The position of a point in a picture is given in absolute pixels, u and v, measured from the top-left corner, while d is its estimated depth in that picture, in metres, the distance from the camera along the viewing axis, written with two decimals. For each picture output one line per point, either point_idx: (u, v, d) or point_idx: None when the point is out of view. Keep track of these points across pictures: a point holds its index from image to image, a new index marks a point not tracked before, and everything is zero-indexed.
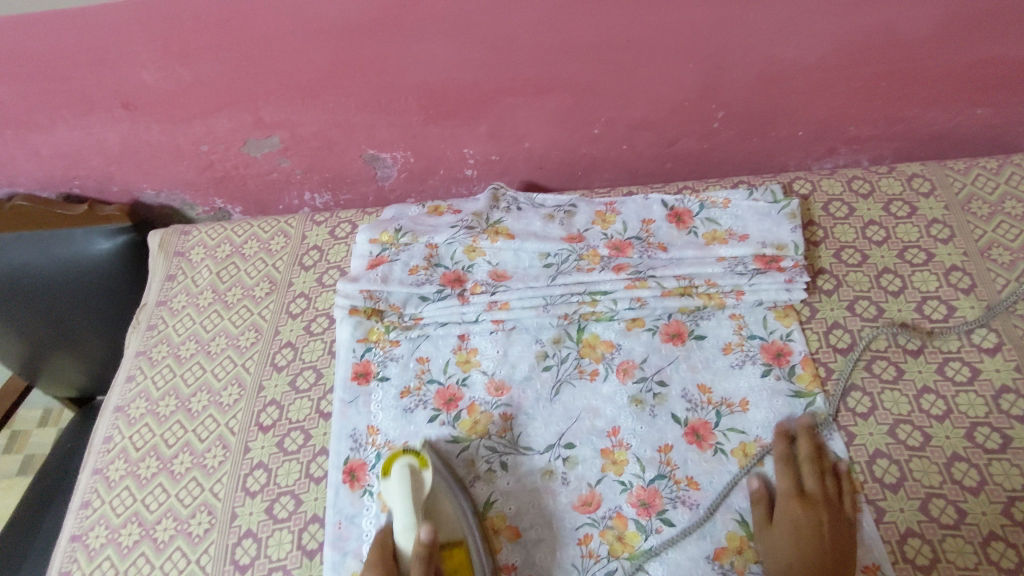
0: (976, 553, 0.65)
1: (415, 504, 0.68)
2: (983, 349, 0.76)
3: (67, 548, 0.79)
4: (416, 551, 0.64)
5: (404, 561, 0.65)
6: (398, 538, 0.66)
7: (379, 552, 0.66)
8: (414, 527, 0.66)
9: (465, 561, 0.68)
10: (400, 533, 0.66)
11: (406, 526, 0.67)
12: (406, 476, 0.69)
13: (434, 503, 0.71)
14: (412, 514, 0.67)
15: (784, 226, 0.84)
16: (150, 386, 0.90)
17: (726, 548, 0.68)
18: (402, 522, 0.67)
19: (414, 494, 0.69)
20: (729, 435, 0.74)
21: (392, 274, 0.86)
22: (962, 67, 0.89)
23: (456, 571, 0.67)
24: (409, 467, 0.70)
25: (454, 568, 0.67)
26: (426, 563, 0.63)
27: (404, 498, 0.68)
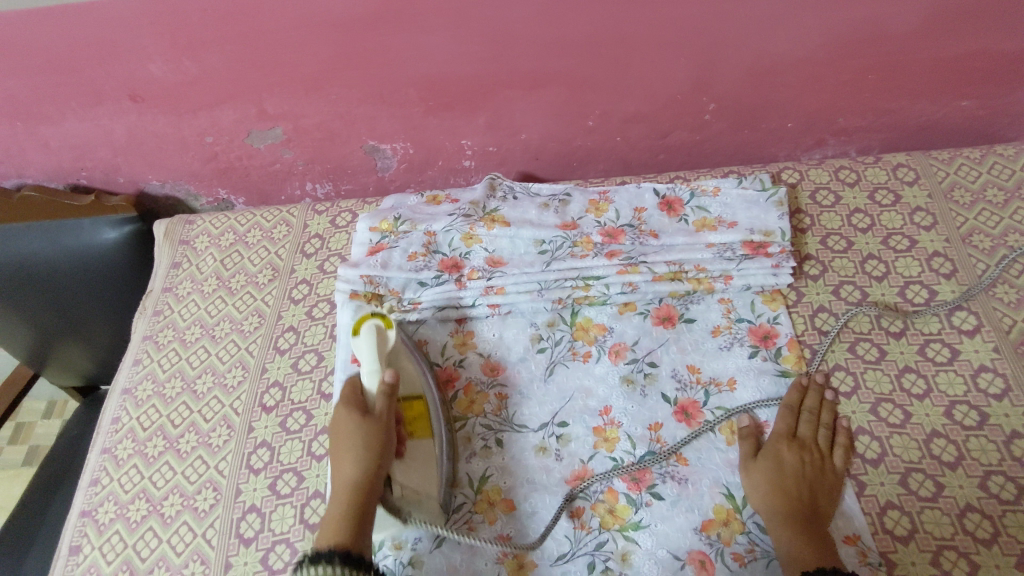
0: (952, 524, 0.67)
1: (381, 354, 0.75)
2: (963, 331, 0.79)
3: (77, 523, 0.81)
4: (379, 391, 0.72)
5: (369, 399, 0.72)
6: (364, 380, 0.73)
7: (347, 389, 0.73)
8: (379, 372, 0.73)
9: (423, 412, 0.75)
10: (365, 375, 0.73)
11: (371, 371, 0.73)
12: (372, 334, 0.75)
13: (397, 357, 0.78)
14: (376, 360, 0.74)
15: (772, 214, 0.86)
16: (156, 369, 0.93)
17: (713, 520, 0.70)
18: (368, 366, 0.73)
19: (380, 347, 0.75)
20: (717, 413, 0.77)
21: (391, 260, 0.88)
22: (946, 60, 0.92)
23: (414, 419, 0.74)
24: (376, 326, 0.76)
25: (412, 416, 0.74)
26: (388, 400, 0.71)
27: (370, 350, 0.74)
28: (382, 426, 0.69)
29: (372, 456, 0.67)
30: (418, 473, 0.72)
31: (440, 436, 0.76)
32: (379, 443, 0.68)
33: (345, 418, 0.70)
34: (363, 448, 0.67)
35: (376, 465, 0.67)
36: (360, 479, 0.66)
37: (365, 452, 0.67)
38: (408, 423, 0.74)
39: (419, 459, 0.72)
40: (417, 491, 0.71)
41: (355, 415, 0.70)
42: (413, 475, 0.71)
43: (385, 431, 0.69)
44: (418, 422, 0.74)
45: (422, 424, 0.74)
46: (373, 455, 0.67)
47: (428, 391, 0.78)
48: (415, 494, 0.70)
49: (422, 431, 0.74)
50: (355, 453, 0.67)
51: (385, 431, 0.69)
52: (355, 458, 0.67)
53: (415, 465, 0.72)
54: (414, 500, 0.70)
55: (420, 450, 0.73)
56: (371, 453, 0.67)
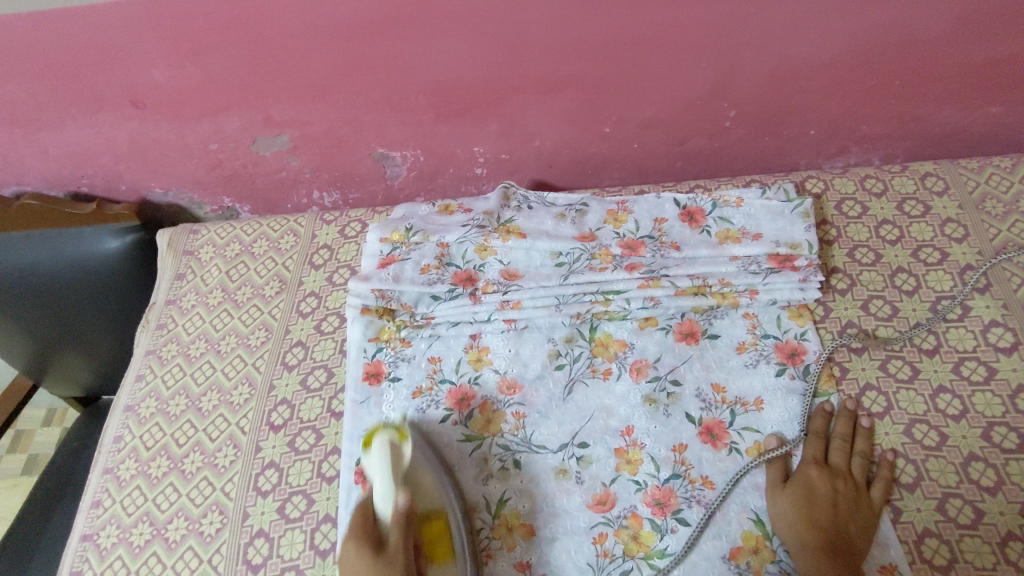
0: (994, 553, 0.65)
1: (394, 473, 0.69)
2: (1000, 349, 0.76)
3: (78, 548, 0.78)
4: (393, 519, 0.65)
5: (383, 530, 0.66)
6: (377, 505, 0.68)
7: (359, 515, 0.68)
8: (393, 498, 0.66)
9: (444, 530, 0.68)
10: (379, 500, 0.68)
11: (384, 495, 0.68)
12: (384, 449, 0.71)
13: (416, 473, 0.71)
14: (390, 482, 0.68)
15: (798, 225, 0.83)
16: (159, 385, 0.90)
17: (741, 548, 0.68)
18: (381, 489, 0.68)
19: (394, 465, 0.70)
20: (744, 434, 0.74)
21: (403, 273, 0.85)
22: (975, 65, 0.89)
23: (435, 541, 0.67)
24: (387, 441, 0.71)
25: (434, 539, 0.67)
26: (403, 529, 0.64)
27: (382, 475, 0.69)
28: (400, 557, 0.62)
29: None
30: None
31: (465, 554, 0.68)
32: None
33: (356, 552, 0.64)
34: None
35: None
36: None
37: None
38: (431, 549, 0.67)
39: None
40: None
41: (368, 550, 0.63)
42: None
43: (405, 563, 0.62)
44: (438, 546, 0.67)
45: (443, 548, 0.67)
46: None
47: (451, 508, 0.70)
48: None
49: (446, 554, 0.67)
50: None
51: (403, 562, 0.62)
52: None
53: None
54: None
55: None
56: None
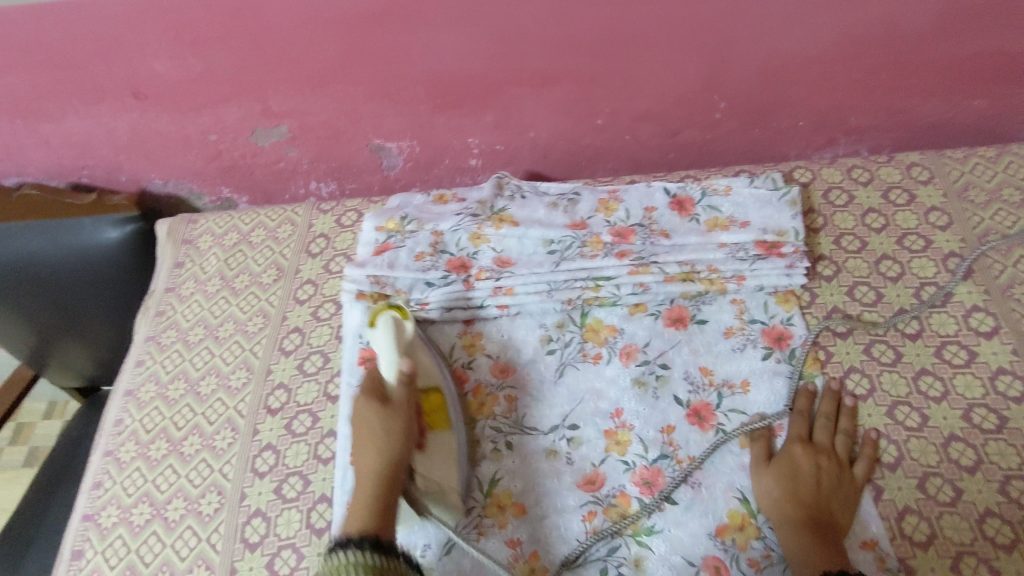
0: (972, 529, 0.66)
1: (399, 343, 0.75)
2: (981, 333, 0.78)
3: (78, 527, 0.80)
4: (398, 379, 0.71)
5: (388, 386, 0.72)
6: (383, 370, 0.73)
7: (367, 378, 0.73)
8: (397, 361, 0.73)
9: (443, 405, 0.75)
10: (384, 368, 0.73)
11: (389, 361, 0.73)
12: (391, 326, 0.75)
13: (418, 350, 0.77)
14: (395, 349, 0.74)
15: (785, 213, 0.85)
16: (159, 370, 0.91)
17: (727, 525, 0.70)
18: (387, 358, 0.73)
19: (396, 340, 0.74)
20: (731, 416, 0.76)
21: (398, 260, 0.87)
22: (960, 58, 0.91)
23: (433, 409, 0.74)
24: (393, 318, 0.76)
25: (432, 408, 0.74)
26: (406, 388, 0.71)
27: (387, 341, 0.74)
28: (403, 415, 0.69)
29: (394, 446, 0.68)
30: (440, 463, 0.72)
31: (460, 428, 0.76)
32: (401, 432, 0.68)
33: (365, 407, 0.70)
34: (387, 435, 0.68)
35: (399, 455, 0.67)
36: (381, 471, 0.66)
37: (386, 441, 0.68)
38: (429, 416, 0.74)
39: (439, 448, 0.73)
40: (440, 485, 0.71)
41: (375, 404, 0.70)
42: (436, 468, 0.71)
43: (406, 421, 0.69)
44: (436, 415, 0.74)
45: (441, 418, 0.74)
46: (396, 441, 0.68)
47: (446, 384, 0.78)
48: (437, 486, 0.71)
49: (442, 423, 0.74)
50: (374, 451, 0.67)
51: (405, 418, 0.69)
52: (373, 457, 0.67)
53: (437, 459, 0.72)
54: (436, 491, 0.71)
55: (441, 441, 0.73)
56: (393, 438, 0.68)
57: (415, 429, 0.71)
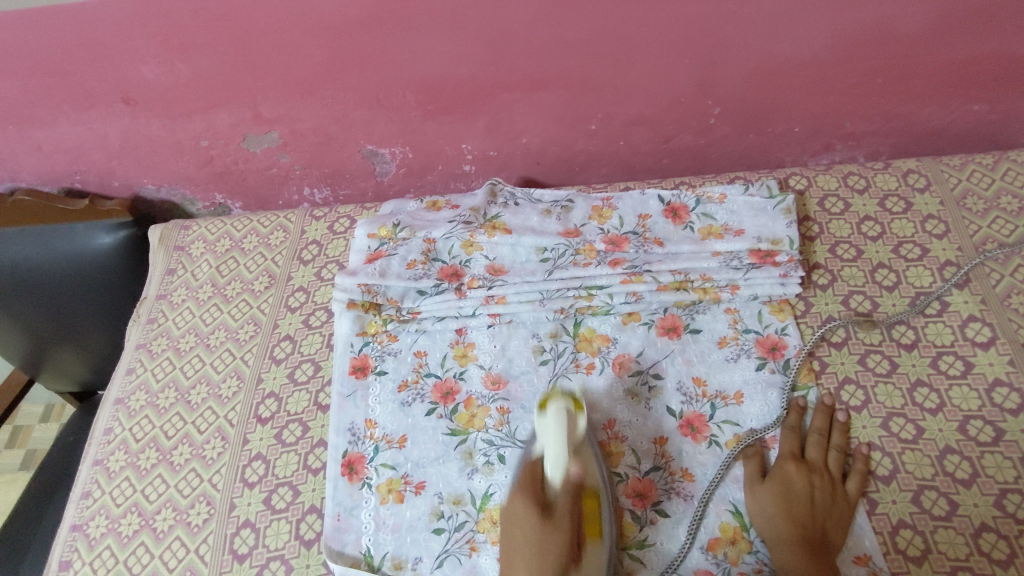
0: (967, 545, 0.65)
1: (568, 441, 0.67)
2: (977, 344, 0.77)
3: (67, 538, 0.79)
4: (563, 488, 0.66)
5: (549, 491, 0.66)
6: (547, 469, 0.66)
7: (528, 474, 0.68)
8: (564, 466, 0.66)
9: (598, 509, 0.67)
10: (550, 465, 0.66)
11: (555, 461, 0.66)
12: (560, 417, 0.68)
13: (584, 448, 0.70)
14: (564, 448, 0.66)
15: (780, 221, 0.83)
16: (149, 378, 0.91)
17: (718, 539, 0.69)
18: (553, 457, 0.66)
19: (569, 435, 0.67)
20: (724, 427, 0.75)
21: (389, 269, 0.86)
22: (956, 63, 0.90)
23: (589, 518, 0.66)
24: (565, 409, 0.69)
25: (588, 514, 0.67)
26: (569, 501, 0.65)
27: (558, 438, 0.67)
28: (563, 535, 0.64)
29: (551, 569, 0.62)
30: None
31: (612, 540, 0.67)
32: (561, 550, 0.63)
33: (523, 509, 0.65)
34: (542, 557, 0.62)
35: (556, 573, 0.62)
36: None
37: (543, 561, 0.62)
38: (586, 525, 0.66)
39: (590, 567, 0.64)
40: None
41: (535, 512, 0.65)
42: None
43: (564, 540, 0.63)
44: (590, 523, 0.66)
45: (594, 526, 0.66)
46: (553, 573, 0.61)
47: (604, 491, 0.69)
48: None
49: (595, 532, 0.66)
50: (529, 562, 0.62)
51: (564, 534, 0.64)
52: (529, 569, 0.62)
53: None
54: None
55: (594, 559, 0.65)
56: (549, 564, 0.62)
57: (574, 545, 0.64)
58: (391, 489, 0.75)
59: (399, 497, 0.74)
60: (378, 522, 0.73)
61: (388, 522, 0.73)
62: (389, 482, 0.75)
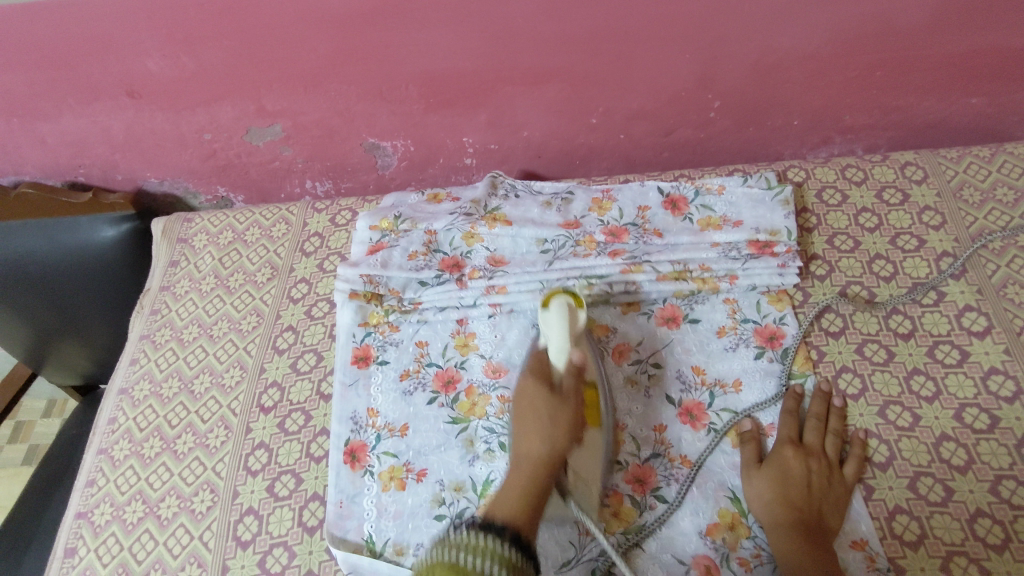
0: (962, 530, 0.66)
1: (571, 332, 0.72)
2: (973, 333, 0.78)
3: (73, 525, 0.80)
4: (567, 369, 0.71)
5: (555, 375, 0.71)
6: (552, 357, 0.72)
7: (537, 363, 0.73)
8: (569, 352, 0.71)
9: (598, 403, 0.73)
10: (556, 353, 0.71)
11: (561, 349, 0.71)
12: (564, 310, 0.73)
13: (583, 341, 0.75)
14: (566, 339, 0.72)
15: (778, 212, 0.85)
16: (153, 368, 0.92)
17: (717, 524, 0.70)
18: (558, 343, 0.71)
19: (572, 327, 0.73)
20: (722, 415, 0.76)
21: (391, 259, 0.87)
22: (954, 56, 0.90)
23: (590, 404, 0.72)
24: (568, 304, 0.74)
25: (590, 404, 0.72)
26: (576, 380, 0.71)
27: (562, 328, 0.72)
28: (572, 404, 0.69)
29: (561, 438, 0.67)
30: (589, 460, 0.71)
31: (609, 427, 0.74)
32: (569, 423, 0.68)
33: (534, 394, 0.70)
34: (555, 427, 0.67)
35: (565, 439, 0.67)
36: (548, 453, 0.66)
37: (555, 432, 0.67)
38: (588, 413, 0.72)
39: (592, 447, 0.71)
40: (587, 483, 0.71)
41: (544, 390, 0.70)
42: (586, 463, 0.71)
43: (574, 413, 0.69)
44: (592, 412, 0.72)
45: (595, 414, 0.72)
46: (565, 434, 0.67)
47: (603, 386, 0.75)
48: (584, 479, 0.70)
49: (596, 422, 0.72)
50: (540, 422, 0.68)
51: (572, 408, 0.69)
52: (540, 428, 0.67)
53: (588, 454, 0.71)
54: (583, 487, 0.70)
55: (595, 440, 0.72)
56: (561, 431, 0.67)
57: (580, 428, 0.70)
58: (393, 477, 0.76)
59: (401, 484, 0.75)
60: (380, 508, 0.74)
61: (390, 509, 0.74)
62: (391, 469, 0.76)
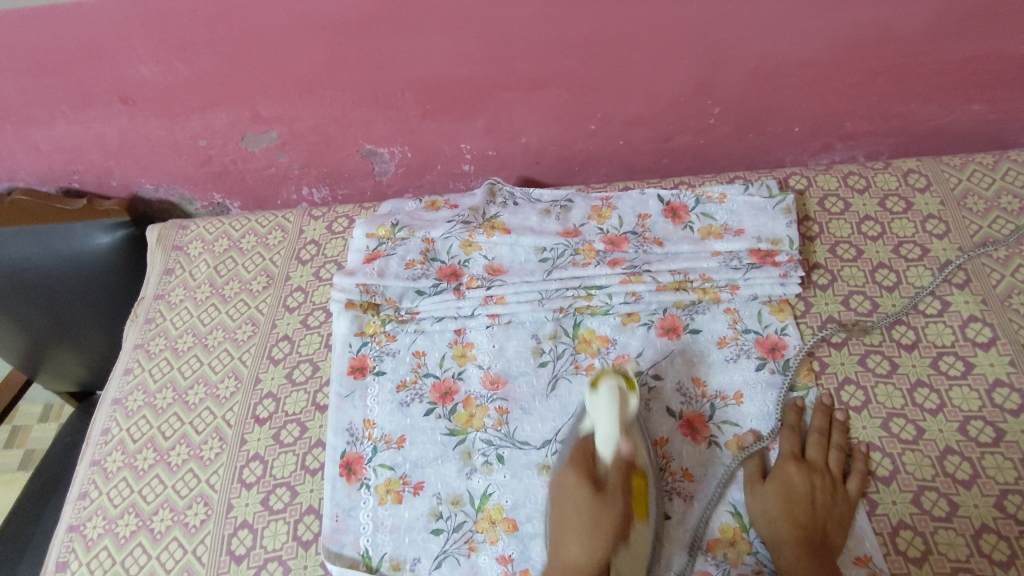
0: (968, 546, 0.65)
1: (621, 417, 0.66)
2: (977, 344, 0.77)
3: (64, 538, 0.79)
4: (612, 465, 0.65)
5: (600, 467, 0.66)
6: (598, 445, 0.66)
7: (582, 449, 0.68)
8: (617, 442, 0.65)
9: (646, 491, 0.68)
10: (602, 442, 0.66)
11: (607, 436, 0.65)
12: (612, 395, 0.66)
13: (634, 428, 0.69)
14: (616, 424, 0.65)
15: (780, 221, 0.83)
16: (147, 378, 0.91)
17: (718, 540, 0.69)
18: (604, 431, 0.66)
19: (621, 413, 0.66)
20: (723, 428, 0.75)
21: (388, 269, 0.86)
22: (957, 63, 0.89)
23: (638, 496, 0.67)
24: (617, 386, 0.67)
25: (637, 493, 0.67)
26: (621, 477, 0.65)
27: (610, 416, 0.65)
28: (618, 507, 0.64)
29: (603, 547, 0.62)
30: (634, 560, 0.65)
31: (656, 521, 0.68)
32: (610, 528, 0.63)
33: (576, 484, 0.66)
34: (595, 536, 0.63)
35: (605, 552, 0.62)
36: (588, 561, 0.62)
37: (596, 536, 0.63)
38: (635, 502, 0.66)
39: (637, 546, 0.65)
40: None
41: (587, 487, 0.65)
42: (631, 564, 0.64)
43: (615, 515, 0.64)
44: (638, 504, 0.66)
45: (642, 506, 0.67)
46: (605, 546, 0.62)
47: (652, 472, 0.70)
48: None
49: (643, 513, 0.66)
50: (582, 543, 0.62)
51: (616, 511, 0.64)
52: (582, 545, 0.62)
53: (633, 554, 0.65)
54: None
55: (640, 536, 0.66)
56: (600, 541, 0.62)
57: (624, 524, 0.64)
58: (389, 490, 0.75)
59: (397, 498, 0.74)
60: (376, 523, 0.73)
61: (387, 523, 0.73)
62: (387, 482, 0.75)
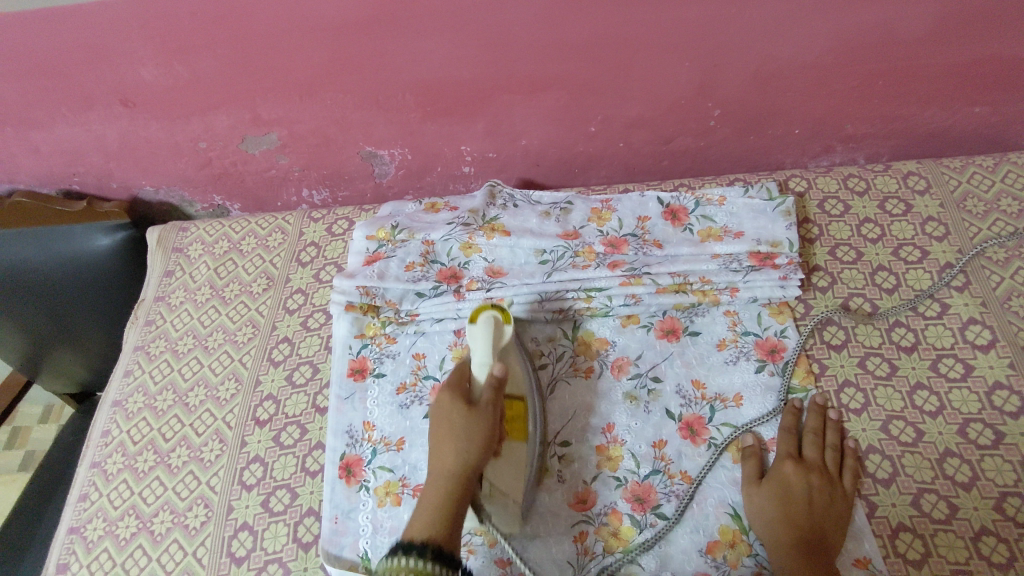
0: (967, 548, 0.65)
1: (495, 347, 0.70)
2: (977, 346, 0.77)
3: (65, 540, 0.79)
4: (487, 384, 0.67)
5: (475, 388, 0.68)
6: (474, 368, 0.69)
7: (456, 374, 0.70)
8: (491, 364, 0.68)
9: (521, 413, 0.72)
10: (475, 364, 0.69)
11: (482, 359, 0.69)
12: (489, 325, 0.70)
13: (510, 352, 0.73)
14: (490, 353, 0.69)
15: (780, 223, 0.83)
16: (147, 380, 0.91)
17: (717, 542, 0.69)
18: (479, 357, 0.69)
19: (496, 338, 0.70)
20: (723, 430, 0.75)
21: (388, 270, 0.86)
22: (957, 66, 0.89)
23: (513, 419, 0.71)
24: (494, 317, 0.71)
25: (512, 415, 0.72)
26: (494, 395, 0.67)
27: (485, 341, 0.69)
28: (488, 423, 0.66)
29: (474, 457, 0.64)
30: (510, 474, 0.69)
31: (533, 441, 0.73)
32: (482, 442, 0.65)
33: (451, 403, 0.67)
34: (470, 440, 0.64)
35: (481, 459, 0.64)
36: (459, 469, 0.63)
37: (471, 439, 0.64)
38: (510, 423, 0.71)
39: (513, 460, 0.70)
40: (507, 495, 0.69)
41: (461, 403, 0.67)
42: (505, 477, 0.69)
43: (490, 429, 0.66)
44: (515, 422, 0.71)
45: (518, 425, 0.71)
46: (480, 449, 0.64)
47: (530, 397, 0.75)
48: (502, 494, 0.69)
49: (520, 434, 0.71)
50: (458, 442, 0.64)
51: (488, 426, 0.65)
52: (458, 446, 0.64)
53: (508, 468, 0.69)
54: (500, 499, 0.69)
55: (516, 453, 0.70)
56: (477, 449, 0.64)
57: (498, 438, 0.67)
58: (388, 493, 0.74)
59: (396, 500, 0.74)
60: (375, 525, 0.73)
61: (386, 525, 0.73)
62: (386, 485, 0.75)
